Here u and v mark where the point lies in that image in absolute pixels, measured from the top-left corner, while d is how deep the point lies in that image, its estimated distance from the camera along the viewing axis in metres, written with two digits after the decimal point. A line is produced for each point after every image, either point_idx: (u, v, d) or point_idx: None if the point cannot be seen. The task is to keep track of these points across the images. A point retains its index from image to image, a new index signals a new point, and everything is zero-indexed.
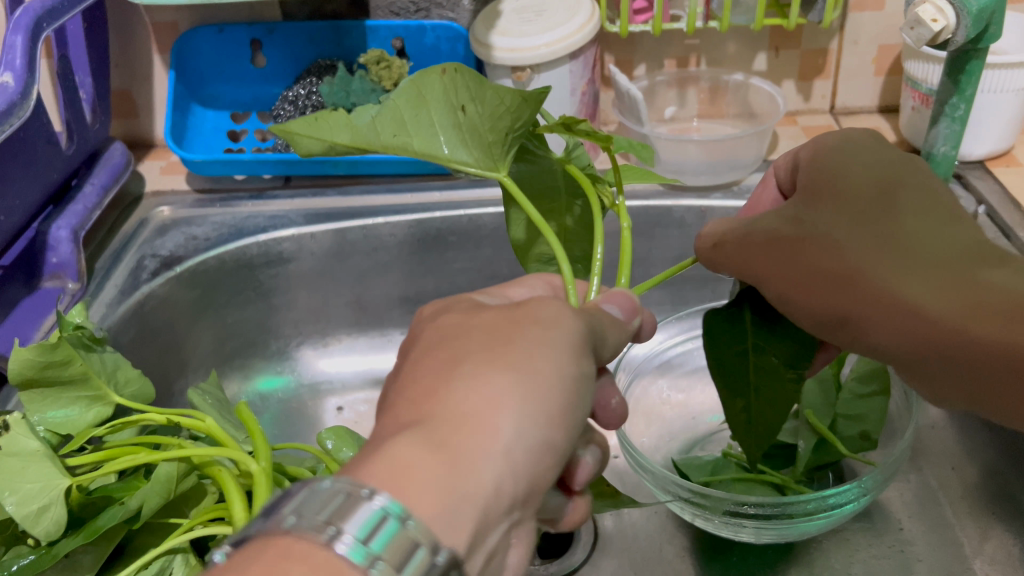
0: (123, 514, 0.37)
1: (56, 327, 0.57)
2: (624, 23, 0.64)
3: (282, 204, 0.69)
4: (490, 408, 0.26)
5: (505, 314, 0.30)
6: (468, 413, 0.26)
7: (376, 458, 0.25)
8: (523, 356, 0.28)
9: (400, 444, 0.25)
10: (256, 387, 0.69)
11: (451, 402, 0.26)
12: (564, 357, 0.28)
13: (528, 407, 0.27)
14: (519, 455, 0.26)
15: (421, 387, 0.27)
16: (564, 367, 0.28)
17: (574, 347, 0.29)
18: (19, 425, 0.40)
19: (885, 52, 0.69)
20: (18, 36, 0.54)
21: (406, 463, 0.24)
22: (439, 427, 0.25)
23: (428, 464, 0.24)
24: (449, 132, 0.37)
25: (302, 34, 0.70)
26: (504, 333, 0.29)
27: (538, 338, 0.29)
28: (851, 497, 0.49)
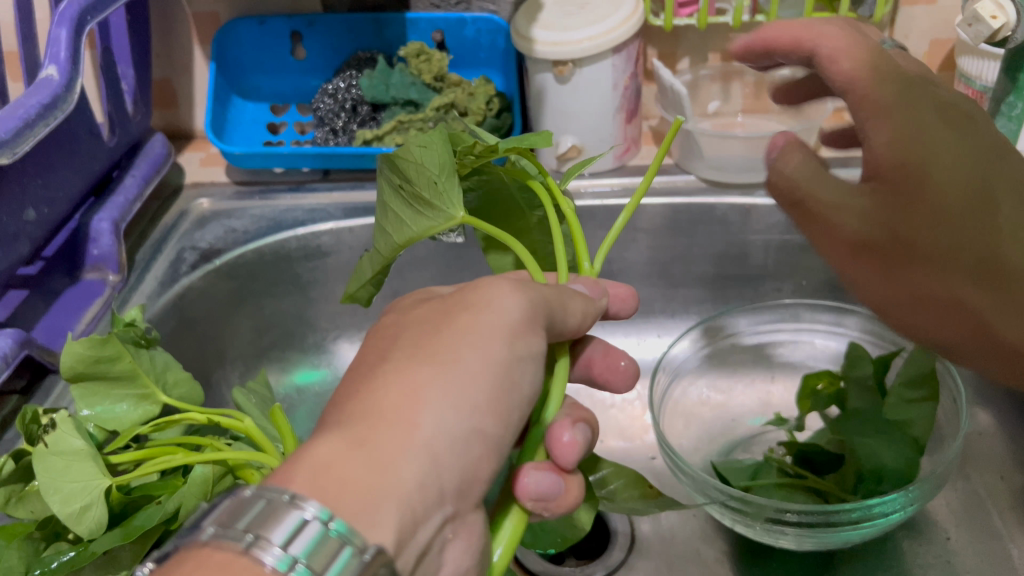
0: (159, 516, 0.37)
1: (98, 318, 0.57)
2: (668, 16, 0.63)
3: (320, 198, 0.69)
4: (403, 403, 0.27)
5: (441, 305, 0.32)
6: (387, 406, 0.27)
7: (297, 464, 0.26)
8: (446, 348, 0.29)
9: (320, 447, 0.26)
10: (293, 380, 0.68)
11: (372, 397, 0.27)
12: (501, 343, 0.30)
13: (453, 399, 0.28)
14: (443, 448, 0.27)
15: (350, 388, 0.28)
16: (496, 354, 0.29)
17: (509, 331, 0.30)
18: (65, 423, 0.40)
19: (938, 47, 0.67)
20: (62, 28, 0.54)
21: (326, 464, 0.25)
22: (358, 426, 0.26)
23: (346, 463, 0.25)
24: (411, 210, 0.38)
25: (342, 27, 0.70)
26: (434, 323, 0.30)
27: (467, 325, 0.30)
28: (896, 506, 0.48)
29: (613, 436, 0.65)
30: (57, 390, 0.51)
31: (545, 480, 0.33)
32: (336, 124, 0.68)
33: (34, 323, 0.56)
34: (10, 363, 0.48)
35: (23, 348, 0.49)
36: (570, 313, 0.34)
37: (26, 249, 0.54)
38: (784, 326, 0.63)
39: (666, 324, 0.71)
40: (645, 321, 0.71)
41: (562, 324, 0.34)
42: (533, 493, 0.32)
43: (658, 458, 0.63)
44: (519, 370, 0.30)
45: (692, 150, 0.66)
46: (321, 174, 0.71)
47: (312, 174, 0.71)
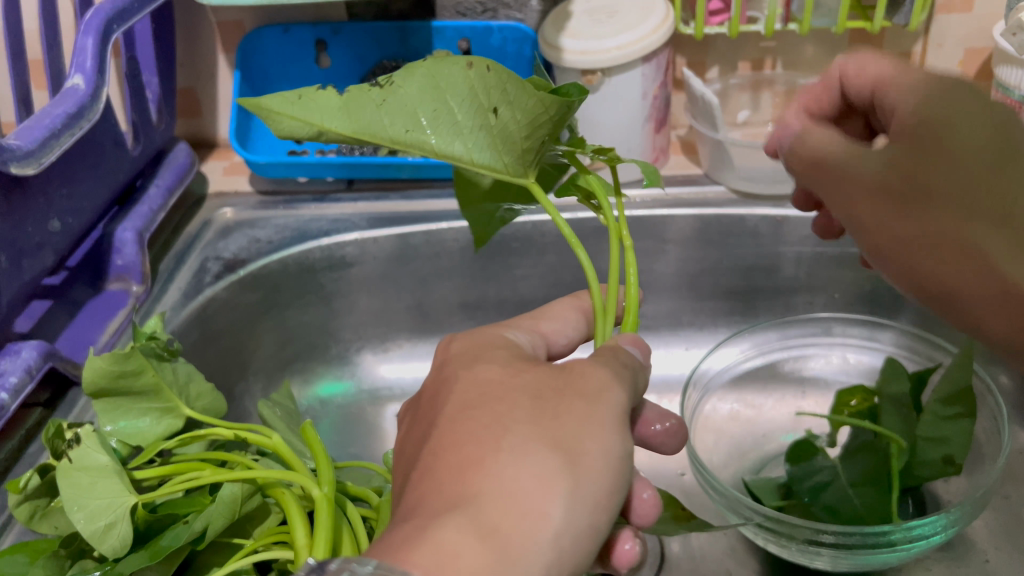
0: (187, 536, 0.37)
1: (121, 330, 0.56)
2: (699, 24, 0.62)
3: (344, 208, 0.68)
4: (536, 491, 0.26)
5: (550, 377, 0.30)
6: (517, 493, 0.25)
7: (416, 548, 0.24)
8: (573, 435, 0.27)
9: (445, 530, 0.24)
10: (316, 391, 0.68)
11: (495, 480, 0.26)
12: (618, 437, 0.28)
13: (577, 490, 0.26)
14: (566, 542, 0.26)
15: (457, 460, 0.26)
16: (614, 448, 0.28)
17: (622, 419, 0.29)
18: (90, 439, 0.40)
19: (973, 56, 0.66)
20: (89, 37, 0.53)
21: (451, 552, 0.24)
22: (488, 512, 0.25)
23: (471, 554, 0.24)
24: (475, 137, 0.31)
25: (367, 35, 0.69)
26: (551, 402, 0.28)
27: (585, 415, 0.28)
28: (937, 528, 0.46)
29: (641, 450, 0.64)
30: (81, 402, 0.50)
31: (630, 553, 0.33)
32: None
33: (57, 334, 0.55)
34: (34, 375, 0.47)
35: (48, 359, 0.48)
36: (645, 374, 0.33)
37: (51, 259, 0.53)
38: (814, 340, 0.62)
39: (694, 337, 0.70)
40: (673, 333, 0.70)
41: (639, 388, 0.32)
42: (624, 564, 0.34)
43: (686, 474, 0.62)
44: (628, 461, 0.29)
45: (723, 161, 0.65)
46: (345, 184, 0.70)
47: (337, 184, 0.70)
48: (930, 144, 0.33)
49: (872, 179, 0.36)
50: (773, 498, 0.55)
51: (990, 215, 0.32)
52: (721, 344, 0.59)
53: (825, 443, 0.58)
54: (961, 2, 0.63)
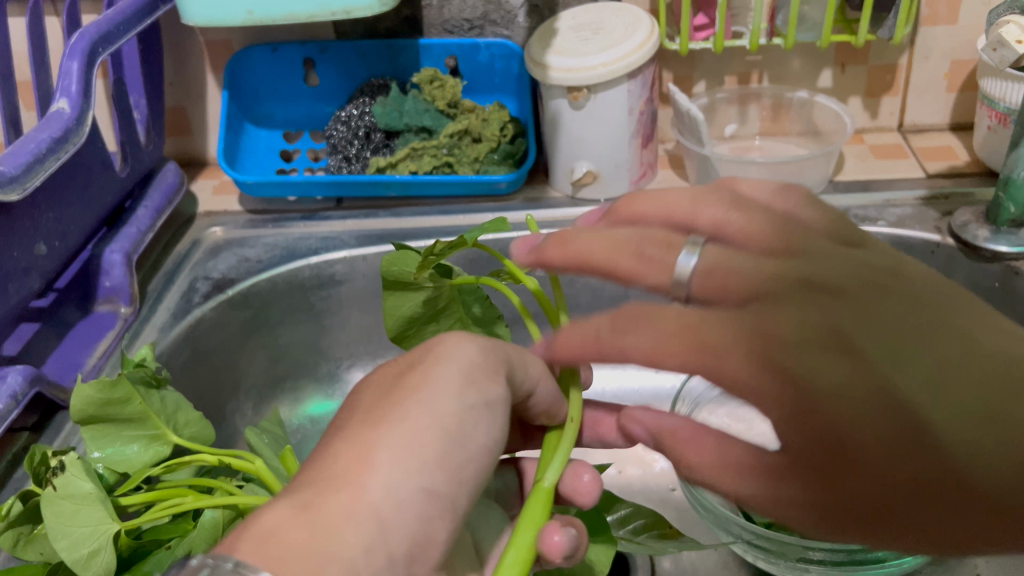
0: (168, 564, 0.38)
1: (109, 353, 0.56)
2: (684, 39, 0.62)
3: (333, 226, 0.68)
4: (356, 465, 0.29)
5: (393, 367, 0.34)
6: (342, 469, 0.29)
7: (243, 533, 0.27)
8: (395, 409, 0.31)
9: (268, 515, 0.27)
10: (307, 410, 0.67)
11: (330, 466, 0.29)
12: (447, 398, 0.31)
13: (404, 460, 0.29)
14: (391, 508, 0.28)
15: (308, 455, 0.30)
16: (441, 408, 0.31)
17: (460, 379, 0.32)
18: (74, 466, 0.40)
19: (958, 67, 0.66)
20: (73, 61, 0.53)
21: (269, 529, 0.27)
22: (305, 491, 0.28)
23: (292, 525, 0.27)
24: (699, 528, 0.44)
25: (354, 53, 0.70)
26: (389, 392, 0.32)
27: (414, 385, 0.32)
28: None
29: (632, 465, 0.64)
30: (68, 426, 0.50)
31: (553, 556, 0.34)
32: (350, 151, 0.67)
33: (45, 358, 0.55)
34: (20, 400, 0.47)
35: (34, 384, 0.48)
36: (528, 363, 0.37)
37: (38, 283, 0.53)
38: None
39: None
40: None
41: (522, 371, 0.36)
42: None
43: (677, 490, 0.62)
44: (470, 418, 0.32)
45: (710, 175, 0.65)
46: (335, 202, 0.70)
47: (326, 202, 0.71)
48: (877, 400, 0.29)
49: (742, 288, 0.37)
50: None
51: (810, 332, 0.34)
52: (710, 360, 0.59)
53: None
54: (945, 14, 0.63)
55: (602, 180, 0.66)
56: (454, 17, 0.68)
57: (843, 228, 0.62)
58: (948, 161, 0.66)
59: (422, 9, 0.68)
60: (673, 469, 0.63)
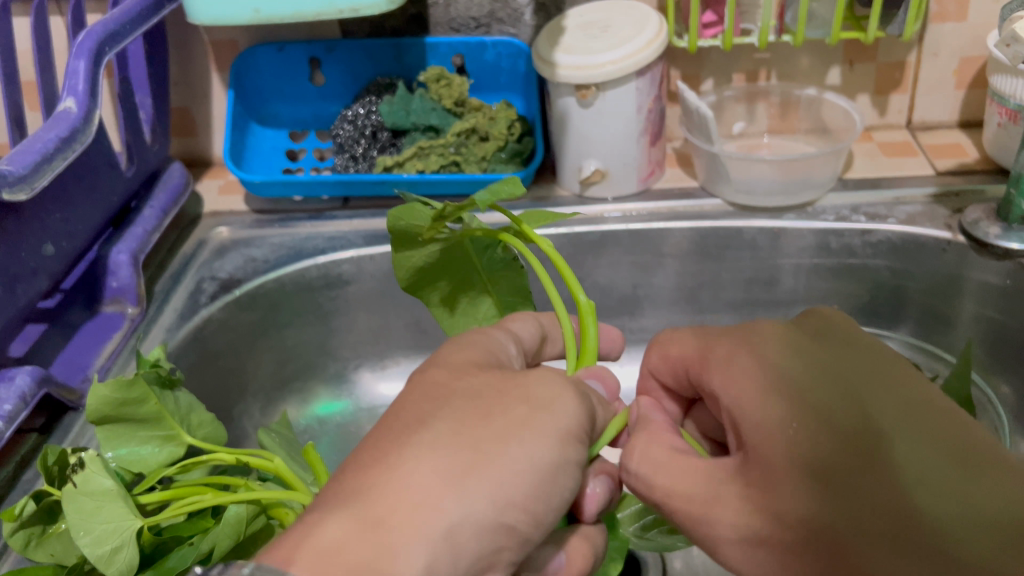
0: (193, 558, 0.38)
1: (117, 354, 0.56)
2: (693, 37, 0.62)
3: (340, 225, 0.68)
4: (432, 488, 0.28)
5: (497, 381, 0.32)
6: (416, 493, 0.27)
7: (300, 546, 0.27)
8: (490, 438, 0.29)
9: (330, 525, 0.27)
10: (315, 411, 0.67)
11: (399, 479, 0.28)
12: (552, 444, 0.30)
13: (480, 487, 0.28)
14: (464, 535, 0.28)
15: (380, 450, 0.29)
16: (540, 455, 0.30)
17: (559, 434, 0.31)
18: (94, 463, 0.39)
19: (967, 64, 0.66)
20: (80, 61, 0.53)
21: (335, 546, 0.26)
22: (375, 503, 0.27)
23: (356, 545, 0.26)
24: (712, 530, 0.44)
25: (360, 52, 0.70)
26: (486, 405, 0.31)
27: (522, 422, 0.30)
28: None
29: None
30: (76, 427, 0.50)
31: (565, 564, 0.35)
32: (356, 150, 0.67)
33: (52, 359, 0.55)
34: (29, 401, 0.47)
35: (43, 385, 0.48)
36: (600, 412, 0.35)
37: (45, 283, 0.53)
38: None
39: None
40: None
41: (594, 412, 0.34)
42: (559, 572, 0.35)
43: None
44: (562, 473, 0.30)
45: (719, 174, 0.64)
46: (341, 202, 0.70)
47: (332, 202, 0.70)
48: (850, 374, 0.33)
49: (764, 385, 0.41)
50: None
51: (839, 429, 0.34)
52: None
53: None
54: (954, 11, 0.63)
55: (610, 178, 0.66)
56: (461, 16, 0.68)
57: (853, 226, 0.62)
58: (957, 158, 0.66)
59: (428, 7, 0.68)
60: None
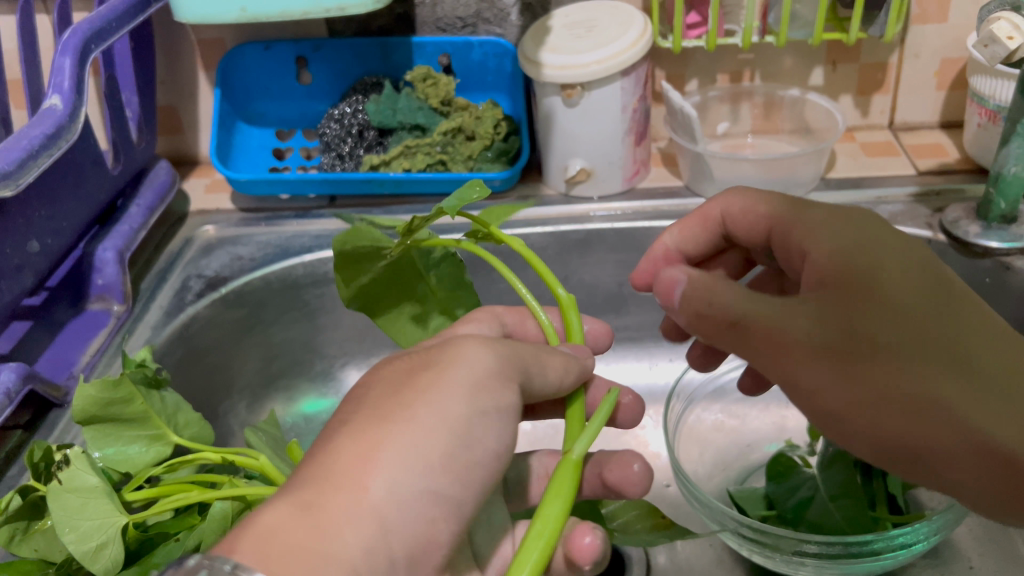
0: (179, 553, 0.39)
1: (102, 351, 0.56)
2: (677, 38, 0.62)
3: (327, 224, 0.68)
4: (360, 467, 0.28)
5: (411, 363, 0.33)
6: (345, 472, 0.28)
7: (244, 533, 0.27)
8: (402, 407, 0.30)
9: (270, 514, 0.27)
10: (300, 409, 0.67)
11: (332, 463, 0.29)
12: (460, 401, 0.31)
13: (407, 461, 0.29)
14: (395, 513, 0.28)
15: (311, 448, 0.30)
16: (452, 411, 0.30)
17: (471, 385, 0.31)
18: (80, 460, 0.40)
19: (949, 66, 0.67)
20: (66, 58, 0.53)
21: (272, 530, 0.27)
22: (305, 490, 0.28)
23: (290, 529, 0.27)
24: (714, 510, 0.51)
25: (347, 51, 0.70)
26: (402, 383, 0.31)
27: (430, 387, 0.31)
28: (920, 536, 0.46)
29: None
30: (62, 424, 0.50)
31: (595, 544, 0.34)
32: (343, 149, 0.67)
33: (37, 356, 0.55)
34: (14, 398, 0.47)
35: (27, 382, 0.48)
36: (549, 369, 0.36)
37: (30, 281, 0.53)
38: None
39: (678, 348, 0.70)
40: (657, 345, 0.70)
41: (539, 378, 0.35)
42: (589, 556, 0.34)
43: (671, 486, 0.62)
44: (480, 426, 0.31)
45: (703, 173, 0.65)
46: (328, 200, 0.70)
47: (319, 200, 0.70)
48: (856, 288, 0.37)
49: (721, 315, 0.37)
50: (758, 509, 0.55)
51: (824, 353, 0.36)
52: None
53: (806, 452, 0.59)
54: (935, 13, 0.64)
55: (596, 177, 0.66)
56: (447, 16, 0.68)
57: None
58: (938, 158, 0.67)
59: (414, 7, 0.68)
60: (667, 465, 0.64)
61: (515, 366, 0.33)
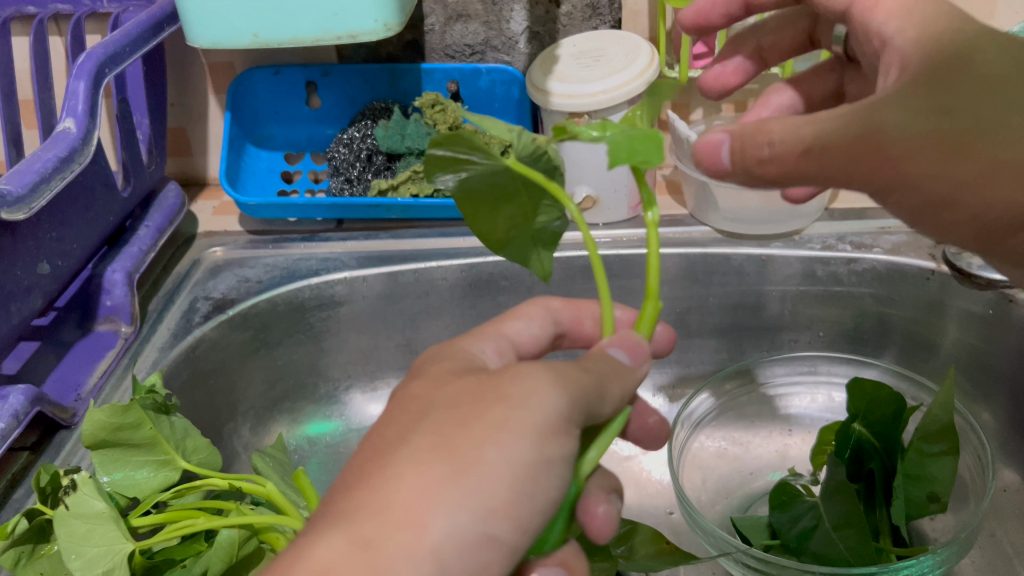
0: None
1: (110, 372, 0.56)
2: (683, 68, 0.63)
3: (334, 247, 0.68)
4: (418, 501, 0.26)
5: (475, 388, 0.29)
6: (403, 505, 0.26)
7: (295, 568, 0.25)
8: (473, 447, 0.27)
9: (323, 550, 0.25)
10: (305, 431, 0.68)
11: (386, 492, 0.26)
12: (527, 445, 0.28)
13: (466, 500, 0.26)
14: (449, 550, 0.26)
15: (361, 471, 0.27)
16: (520, 456, 0.27)
17: (539, 432, 0.28)
18: (87, 486, 0.40)
19: None
20: (80, 82, 0.54)
21: (325, 568, 0.25)
22: (364, 523, 0.26)
23: (345, 569, 0.25)
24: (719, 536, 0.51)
25: (357, 76, 0.71)
26: (461, 413, 0.28)
27: (499, 424, 0.28)
28: (923, 569, 0.47)
29: (631, 489, 0.64)
30: (68, 446, 0.50)
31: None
32: (351, 174, 0.68)
33: (44, 377, 0.55)
34: (22, 420, 0.47)
35: (35, 404, 0.48)
36: (608, 401, 0.32)
37: (39, 302, 0.53)
38: (802, 377, 0.63)
39: (680, 375, 0.71)
40: (659, 372, 0.71)
41: (597, 412, 0.32)
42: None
43: (674, 513, 0.62)
44: (544, 475, 0.28)
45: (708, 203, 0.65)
46: (335, 224, 0.71)
47: (326, 224, 0.71)
48: (972, 113, 0.32)
49: (792, 141, 0.34)
50: (761, 538, 0.56)
51: (931, 138, 0.32)
52: (709, 383, 0.59)
53: (809, 481, 0.60)
54: None
55: (601, 206, 0.67)
56: (456, 43, 0.69)
57: (839, 255, 0.63)
58: None
59: (424, 34, 0.69)
60: (670, 492, 0.64)
61: (575, 394, 0.30)
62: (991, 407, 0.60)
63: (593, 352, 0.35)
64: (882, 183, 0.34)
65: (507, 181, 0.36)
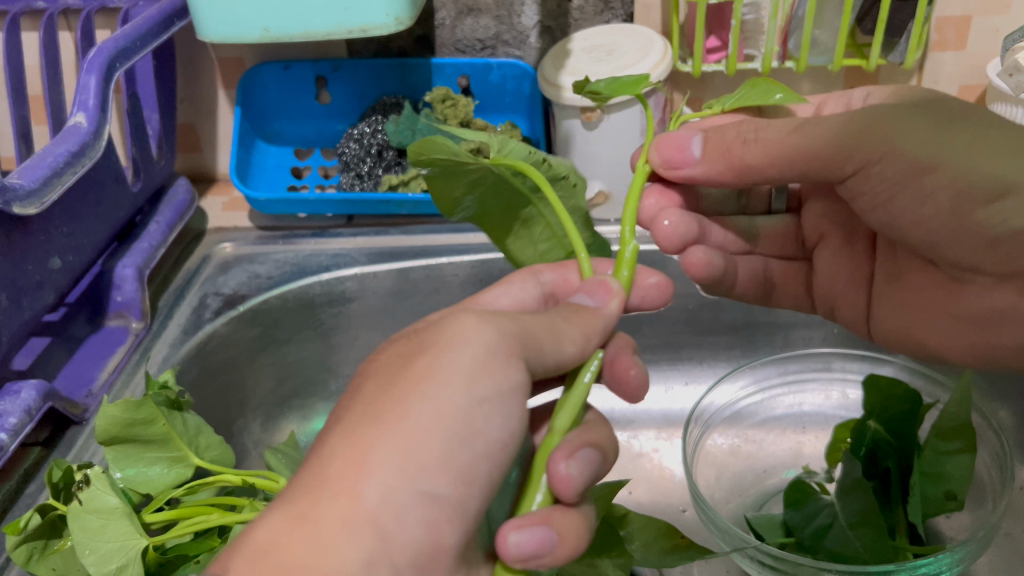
0: None
1: (121, 368, 0.56)
2: (697, 62, 0.63)
3: (343, 243, 0.68)
4: (350, 470, 0.26)
5: (402, 350, 0.31)
6: (334, 475, 0.26)
7: (237, 551, 0.25)
8: (399, 404, 0.28)
9: (261, 530, 0.25)
10: (315, 427, 0.67)
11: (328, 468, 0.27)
12: (457, 391, 0.29)
13: None
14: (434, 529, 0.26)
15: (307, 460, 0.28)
16: (447, 403, 0.28)
17: (470, 371, 0.29)
18: (100, 480, 0.39)
19: (967, 92, 0.67)
20: (91, 76, 0.53)
21: (267, 546, 0.24)
22: (298, 501, 0.26)
23: (287, 543, 0.24)
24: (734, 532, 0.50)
25: (367, 71, 0.70)
26: (393, 374, 0.29)
27: (423, 375, 0.29)
28: (942, 567, 0.46)
29: (643, 486, 0.64)
30: (80, 442, 0.50)
31: (532, 539, 0.30)
32: (362, 169, 0.67)
33: (55, 373, 0.55)
34: (33, 415, 0.47)
35: (47, 400, 0.48)
36: (565, 342, 0.34)
37: (51, 297, 0.53)
38: (816, 374, 0.62)
39: (694, 372, 0.70)
40: (673, 368, 0.70)
41: (557, 355, 0.33)
42: (516, 556, 0.29)
43: (687, 510, 0.62)
44: (480, 413, 0.29)
45: None
46: (345, 219, 0.71)
47: (336, 220, 0.71)
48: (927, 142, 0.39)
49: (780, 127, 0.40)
50: (775, 536, 0.55)
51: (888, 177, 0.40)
52: (723, 380, 0.59)
53: (824, 478, 0.59)
54: (954, 40, 0.64)
55: (614, 203, 0.66)
56: (467, 37, 0.69)
57: None
58: None
59: (434, 29, 0.69)
60: (683, 489, 0.63)
61: (521, 342, 0.31)
62: (1008, 405, 0.59)
63: (563, 300, 0.37)
64: (871, 156, 0.39)
65: (495, 195, 0.41)
